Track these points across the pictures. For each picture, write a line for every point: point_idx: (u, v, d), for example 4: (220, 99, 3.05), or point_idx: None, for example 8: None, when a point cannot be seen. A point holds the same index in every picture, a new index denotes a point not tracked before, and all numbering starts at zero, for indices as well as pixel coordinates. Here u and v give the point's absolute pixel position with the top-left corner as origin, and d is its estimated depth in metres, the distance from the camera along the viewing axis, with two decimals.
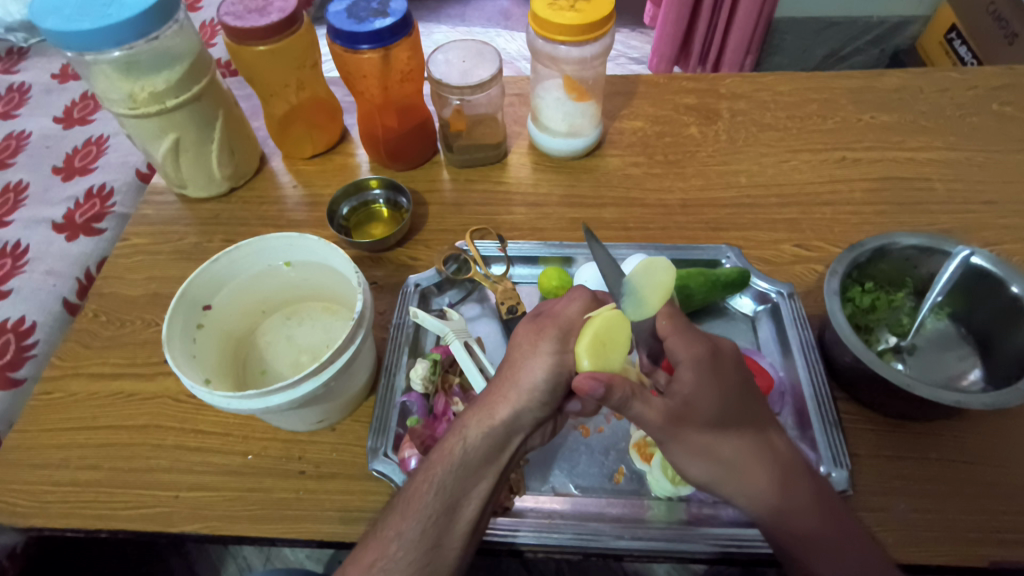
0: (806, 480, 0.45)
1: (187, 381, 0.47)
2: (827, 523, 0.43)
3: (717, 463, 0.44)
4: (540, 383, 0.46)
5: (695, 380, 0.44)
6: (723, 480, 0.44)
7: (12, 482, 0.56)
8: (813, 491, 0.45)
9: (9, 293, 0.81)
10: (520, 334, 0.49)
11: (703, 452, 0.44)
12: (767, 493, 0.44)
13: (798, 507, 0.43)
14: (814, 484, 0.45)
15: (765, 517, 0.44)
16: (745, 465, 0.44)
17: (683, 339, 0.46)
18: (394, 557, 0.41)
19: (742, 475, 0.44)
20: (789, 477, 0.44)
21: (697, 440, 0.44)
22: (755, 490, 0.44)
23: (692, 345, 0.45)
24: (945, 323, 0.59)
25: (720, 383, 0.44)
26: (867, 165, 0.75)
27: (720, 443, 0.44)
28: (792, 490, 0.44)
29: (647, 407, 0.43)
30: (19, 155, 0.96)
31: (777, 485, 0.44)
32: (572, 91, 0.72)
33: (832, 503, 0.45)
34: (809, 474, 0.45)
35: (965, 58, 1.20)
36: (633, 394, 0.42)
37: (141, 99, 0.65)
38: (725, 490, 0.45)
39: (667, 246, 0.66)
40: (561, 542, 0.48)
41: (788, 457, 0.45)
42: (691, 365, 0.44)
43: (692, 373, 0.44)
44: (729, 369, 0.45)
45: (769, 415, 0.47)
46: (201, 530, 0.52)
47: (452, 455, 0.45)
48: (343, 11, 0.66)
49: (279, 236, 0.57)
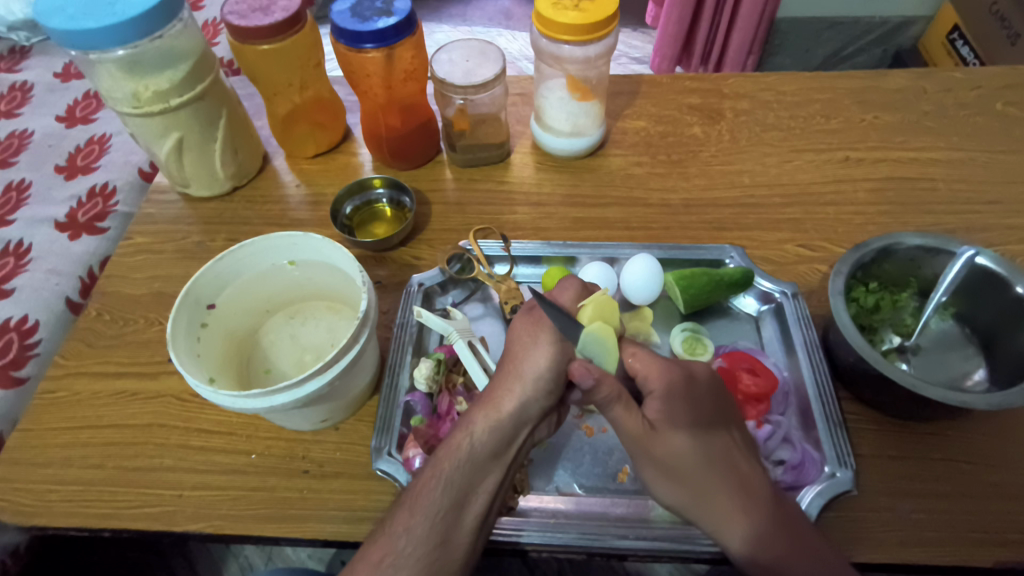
0: (777, 507, 0.44)
1: (192, 380, 0.47)
2: (798, 551, 0.42)
3: (685, 486, 0.44)
4: (543, 374, 0.47)
5: (667, 405, 0.44)
6: (691, 504, 0.44)
7: (16, 481, 0.56)
8: (784, 518, 0.44)
9: (11, 292, 0.81)
10: (518, 326, 0.50)
11: (672, 474, 0.44)
12: (736, 520, 0.43)
13: (766, 535, 0.43)
14: (784, 512, 0.44)
15: (734, 544, 0.43)
16: (713, 490, 0.43)
17: (658, 367, 0.46)
18: (404, 552, 0.41)
19: (711, 500, 0.43)
20: (758, 504, 0.44)
21: (667, 463, 0.44)
22: (723, 518, 0.43)
23: (668, 371, 0.45)
24: (949, 323, 0.59)
25: (691, 406, 0.45)
26: (870, 165, 0.75)
27: (689, 468, 0.44)
28: (760, 515, 0.43)
29: (625, 415, 0.44)
30: (22, 154, 0.96)
31: (745, 512, 0.43)
32: (575, 91, 0.72)
33: (804, 529, 0.44)
34: (778, 501, 0.45)
35: (966, 58, 1.20)
36: (616, 399, 0.44)
37: (145, 97, 0.65)
38: (694, 516, 0.44)
39: (671, 246, 0.66)
40: (566, 542, 0.48)
41: (758, 483, 0.45)
42: (663, 394, 0.44)
43: (662, 398, 0.44)
44: (701, 393, 0.45)
45: (743, 439, 0.47)
46: (205, 529, 0.52)
47: (460, 450, 0.45)
48: (347, 10, 0.66)
49: (283, 236, 0.57)
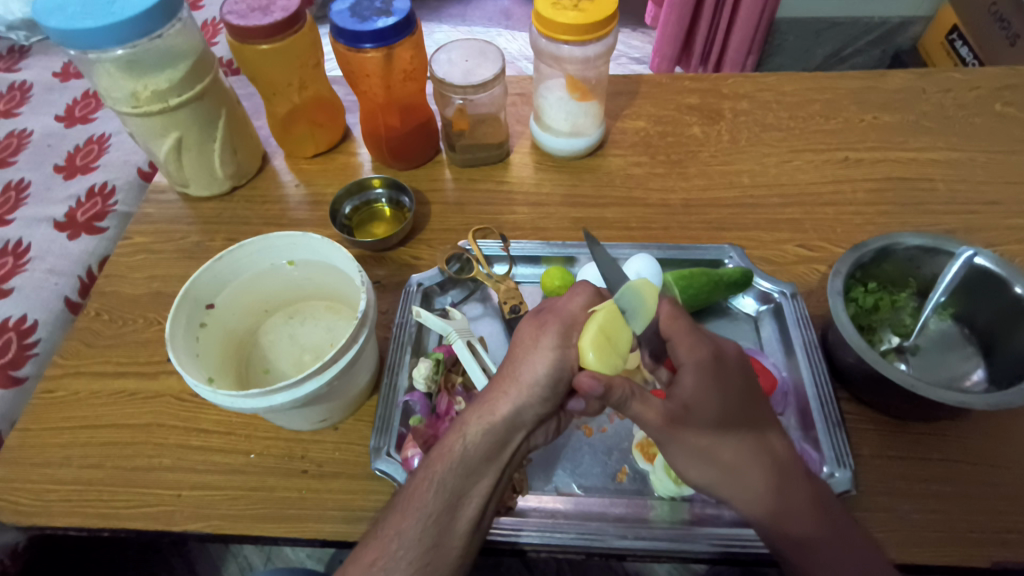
0: (803, 483, 0.45)
1: (190, 379, 0.47)
2: (825, 527, 0.43)
3: (716, 466, 0.44)
4: (540, 379, 0.46)
5: (696, 385, 0.43)
6: (721, 482, 0.45)
7: (14, 481, 0.56)
8: (812, 494, 0.45)
9: (10, 292, 0.81)
10: (523, 330, 0.49)
11: (702, 454, 0.44)
12: (767, 496, 0.44)
13: (794, 511, 0.44)
14: (813, 488, 0.45)
15: (762, 519, 0.44)
16: (745, 469, 0.44)
17: (688, 340, 0.45)
18: (395, 556, 0.41)
19: (741, 478, 0.44)
20: (789, 482, 0.44)
21: (695, 443, 0.44)
22: (752, 493, 0.44)
23: (697, 347, 0.45)
24: (948, 324, 0.59)
25: (721, 386, 0.44)
26: (869, 165, 0.75)
27: (718, 445, 0.44)
28: (788, 492, 0.44)
29: (644, 408, 0.43)
30: (21, 154, 0.96)
31: (774, 488, 0.44)
32: (575, 91, 0.72)
33: (828, 504, 0.45)
34: (808, 477, 0.45)
35: (966, 58, 1.20)
36: (631, 394, 0.42)
37: (144, 97, 0.65)
38: (724, 493, 0.45)
39: (670, 246, 0.66)
40: (564, 542, 0.48)
41: (787, 460, 0.45)
42: (693, 368, 0.44)
43: (693, 377, 0.44)
44: (731, 372, 0.45)
45: (771, 419, 0.47)
46: (203, 529, 0.52)
47: (453, 453, 0.45)
48: (345, 10, 0.66)
49: (282, 236, 0.57)
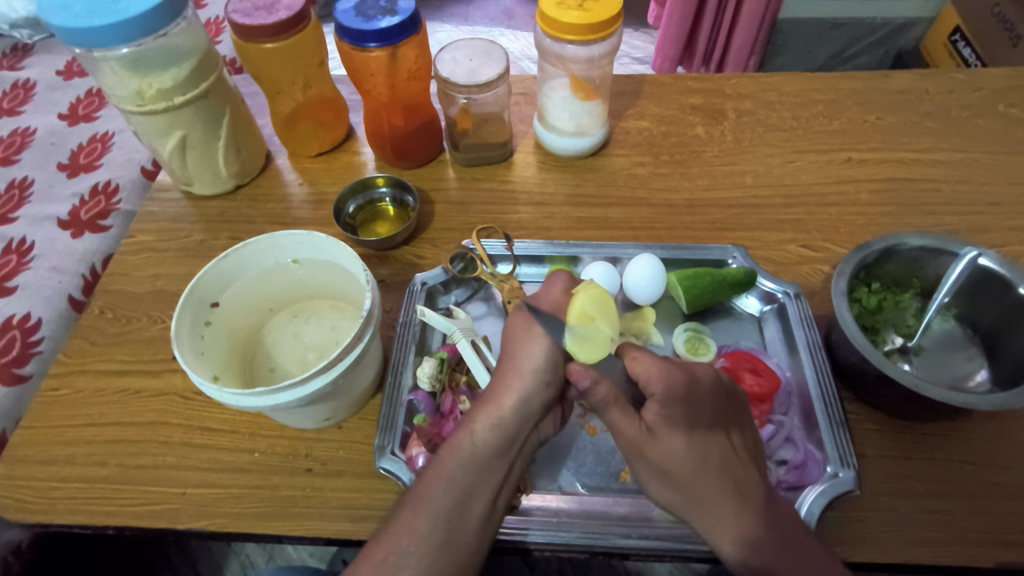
0: (767, 511, 0.44)
1: (195, 377, 0.47)
2: (789, 556, 0.43)
3: (678, 489, 0.45)
4: (540, 366, 0.47)
5: (661, 414, 0.44)
6: (684, 507, 0.45)
7: (18, 479, 0.56)
8: (777, 522, 0.44)
9: (14, 289, 0.81)
10: (512, 323, 0.51)
11: (665, 476, 0.45)
12: (729, 524, 0.43)
13: (758, 539, 0.43)
14: (779, 515, 0.45)
15: (726, 547, 0.44)
16: (708, 496, 0.44)
17: (660, 371, 0.43)
18: (406, 552, 0.42)
19: (704, 505, 0.44)
20: (753, 507, 0.44)
21: (660, 465, 0.45)
22: (715, 518, 0.44)
23: (668, 374, 0.43)
24: (951, 324, 0.59)
25: (688, 415, 0.44)
26: (873, 166, 0.75)
27: (682, 471, 0.44)
28: (752, 521, 0.44)
29: (621, 417, 0.45)
30: (25, 151, 0.96)
31: (735, 516, 0.44)
32: (579, 91, 0.72)
33: (794, 529, 0.44)
34: (772, 502, 0.45)
35: (968, 59, 1.20)
36: (611, 400, 0.44)
37: (149, 96, 0.65)
38: (687, 516, 0.45)
39: (674, 246, 0.66)
40: (569, 541, 0.48)
41: (753, 486, 0.45)
42: (662, 401, 0.44)
43: (659, 407, 0.44)
44: (703, 400, 0.45)
45: (743, 434, 0.47)
46: (207, 527, 0.52)
47: (462, 448, 0.45)
48: (350, 9, 0.66)
49: (286, 234, 0.57)
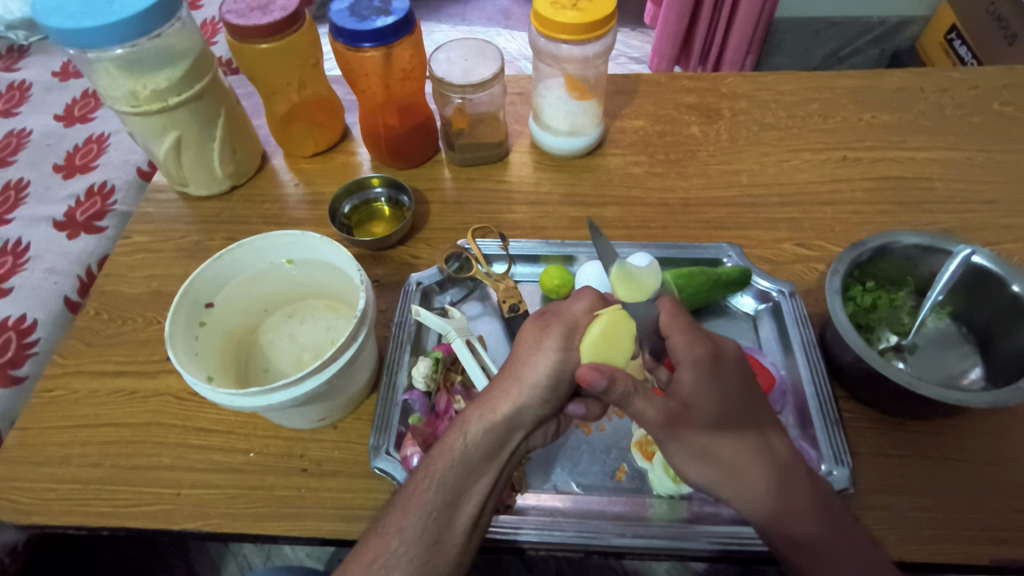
0: (806, 485, 0.45)
1: (189, 378, 0.47)
2: (826, 530, 0.44)
3: (717, 467, 0.44)
4: (542, 380, 0.47)
5: (695, 383, 0.43)
6: (720, 483, 0.45)
7: (12, 481, 0.56)
8: (813, 495, 0.45)
9: (9, 291, 0.81)
10: (526, 331, 0.50)
11: (702, 453, 0.44)
12: (764, 496, 0.44)
13: (794, 511, 0.44)
14: (813, 488, 0.45)
15: (762, 519, 0.44)
16: (743, 468, 0.44)
17: (686, 339, 0.45)
18: (396, 553, 0.42)
19: (739, 478, 0.44)
20: (788, 481, 0.45)
21: (695, 442, 0.44)
22: (752, 492, 0.44)
23: (695, 345, 0.45)
24: (945, 322, 0.59)
25: (720, 385, 0.44)
26: (867, 165, 0.75)
27: (716, 445, 0.44)
28: (788, 494, 0.44)
29: (646, 405, 0.43)
30: (20, 153, 0.96)
31: (774, 490, 0.44)
32: (573, 90, 0.72)
33: (825, 501, 0.45)
34: (811, 478, 0.46)
35: (965, 58, 1.20)
36: (633, 391, 0.42)
37: (144, 96, 0.65)
38: (724, 493, 0.45)
39: (669, 245, 0.66)
40: (563, 540, 0.48)
41: (786, 460, 0.46)
42: (691, 367, 0.44)
43: (691, 374, 0.44)
44: (729, 370, 0.45)
45: (772, 419, 0.47)
46: (202, 528, 0.52)
47: (453, 450, 0.45)
48: (345, 9, 0.66)
49: (281, 235, 0.57)
